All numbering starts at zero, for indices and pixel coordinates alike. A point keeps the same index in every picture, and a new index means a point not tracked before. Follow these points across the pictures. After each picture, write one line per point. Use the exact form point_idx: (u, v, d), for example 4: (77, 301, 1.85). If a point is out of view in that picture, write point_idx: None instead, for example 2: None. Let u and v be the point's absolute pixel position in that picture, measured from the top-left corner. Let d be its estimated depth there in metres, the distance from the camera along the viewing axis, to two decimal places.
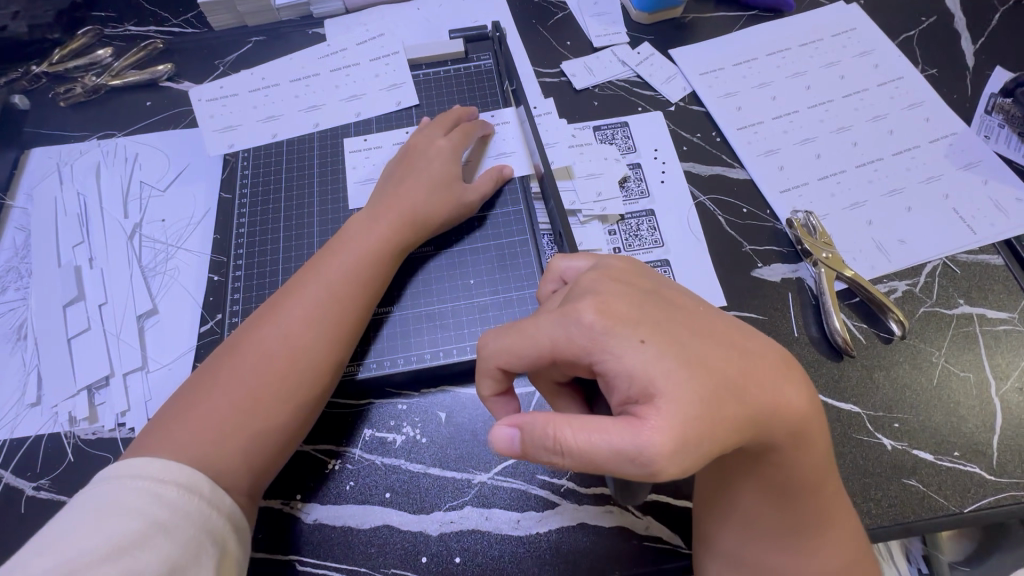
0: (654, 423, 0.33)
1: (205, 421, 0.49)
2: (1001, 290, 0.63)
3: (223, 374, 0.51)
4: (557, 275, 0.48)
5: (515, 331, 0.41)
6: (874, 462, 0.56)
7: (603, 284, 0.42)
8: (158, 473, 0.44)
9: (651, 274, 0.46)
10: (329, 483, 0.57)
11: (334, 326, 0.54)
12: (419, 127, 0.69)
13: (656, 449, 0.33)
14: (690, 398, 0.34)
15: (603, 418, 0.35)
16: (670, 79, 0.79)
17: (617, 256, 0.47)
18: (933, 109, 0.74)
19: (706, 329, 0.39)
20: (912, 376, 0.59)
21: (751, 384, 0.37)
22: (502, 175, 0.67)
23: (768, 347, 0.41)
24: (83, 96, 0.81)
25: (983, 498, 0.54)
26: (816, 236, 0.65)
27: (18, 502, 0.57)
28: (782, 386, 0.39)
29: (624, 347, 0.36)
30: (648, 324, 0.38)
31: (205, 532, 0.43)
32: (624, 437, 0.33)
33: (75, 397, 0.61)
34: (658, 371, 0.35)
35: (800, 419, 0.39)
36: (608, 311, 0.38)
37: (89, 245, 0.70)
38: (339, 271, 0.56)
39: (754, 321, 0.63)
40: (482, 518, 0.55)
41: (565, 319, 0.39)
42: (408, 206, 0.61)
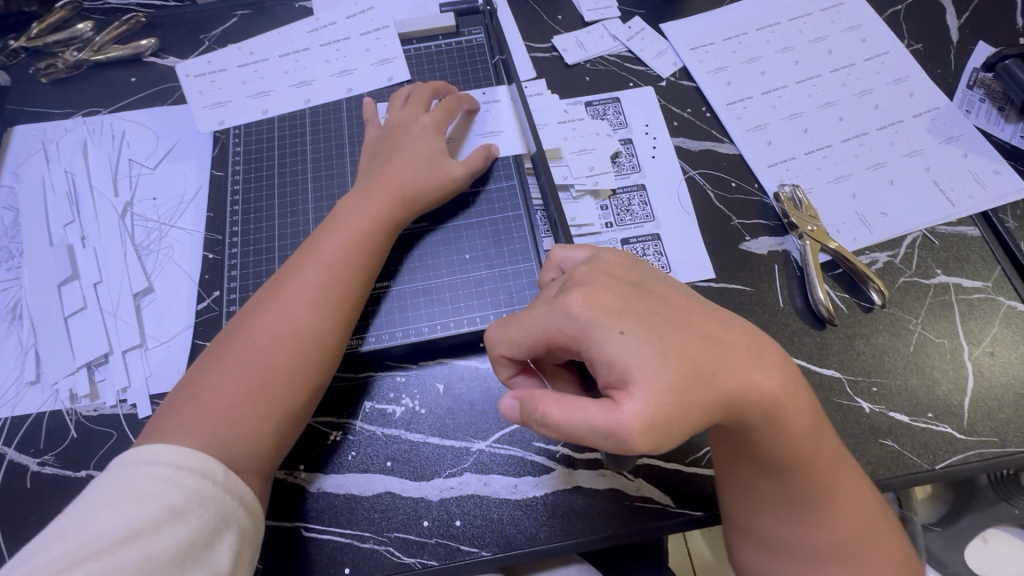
0: (628, 407, 0.36)
1: (214, 406, 0.50)
2: (976, 260, 0.66)
3: (230, 358, 0.52)
4: (557, 264, 0.50)
5: (506, 321, 0.44)
6: (853, 424, 0.59)
7: (594, 277, 0.43)
8: (172, 458, 0.45)
9: (642, 266, 0.47)
10: (331, 453, 0.58)
11: (335, 308, 0.55)
12: (396, 104, 0.68)
13: (625, 430, 0.36)
14: (662, 385, 0.37)
15: (585, 398, 0.38)
16: (661, 54, 0.79)
17: (612, 250, 0.48)
18: (917, 83, 0.76)
19: (687, 321, 0.42)
20: (890, 343, 0.62)
21: (720, 368, 0.40)
22: (488, 153, 0.66)
23: (748, 335, 0.43)
24: (64, 72, 0.79)
25: (954, 456, 0.57)
26: (802, 210, 0.67)
27: (23, 478, 0.58)
28: (748, 369, 0.41)
29: (606, 337, 0.39)
30: (630, 316, 0.40)
31: (220, 517, 0.45)
32: (600, 416, 0.36)
33: (75, 375, 0.62)
34: (633, 359, 0.38)
35: (770, 398, 0.41)
36: (595, 304, 0.40)
37: (81, 224, 0.69)
38: (334, 252, 0.57)
39: (741, 292, 0.65)
40: (481, 483, 0.57)
41: (554, 311, 0.41)
42: (398, 183, 0.61)
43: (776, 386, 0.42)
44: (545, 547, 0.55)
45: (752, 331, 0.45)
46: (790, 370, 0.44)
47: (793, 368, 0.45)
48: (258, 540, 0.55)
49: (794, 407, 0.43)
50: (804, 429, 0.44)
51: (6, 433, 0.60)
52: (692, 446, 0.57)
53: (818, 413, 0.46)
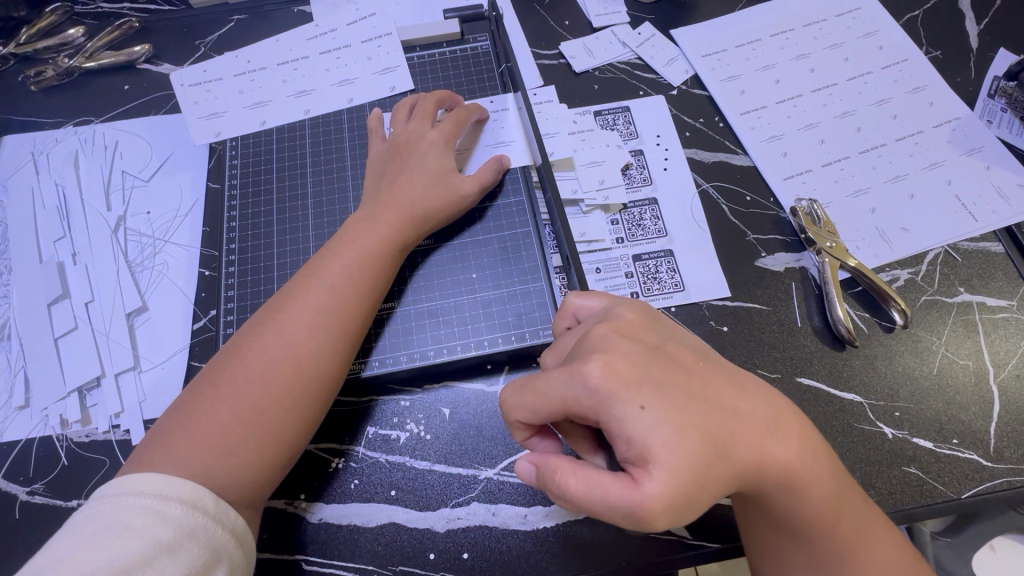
0: (648, 491, 0.35)
1: (205, 434, 0.47)
2: (1000, 277, 0.64)
3: (224, 384, 0.49)
4: (571, 313, 0.48)
5: (521, 386, 0.41)
6: (875, 451, 0.56)
7: (611, 339, 0.41)
8: (160, 489, 0.43)
9: (659, 322, 0.45)
10: (333, 482, 0.56)
11: (339, 335, 0.53)
12: (403, 118, 0.65)
13: (645, 512, 0.35)
14: (682, 466, 0.36)
15: (605, 473, 0.37)
16: (672, 61, 0.76)
17: (629, 304, 0.45)
18: (937, 92, 0.73)
19: (706, 389, 0.40)
20: (913, 365, 0.60)
21: (738, 442, 0.38)
22: (501, 165, 0.64)
23: (765, 400, 0.42)
24: (55, 80, 0.76)
25: (981, 484, 0.55)
26: (820, 225, 0.65)
27: (12, 508, 0.55)
28: (765, 440, 0.40)
29: (626, 411, 0.37)
30: (650, 386, 0.38)
31: (210, 552, 0.42)
32: (620, 494, 0.36)
33: (66, 399, 0.59)
34: (655, 439, 0.36)
35: (786, 468, 0.40)
36: (614, 375, 0.38)
37: (72, 240, 0.67)
38: (341, 277, 0.54)
39: (757, 311, 0.63)
40: (489, 513, 0.55)
41: (571, 380, 0.38)
42: (407, 203, 0.59)
43: (795, 455, 0.41)
44: None
45: (770, 395, 0.43)
46: (807, 434, 0.43)
47: (811, 432, 0.43)
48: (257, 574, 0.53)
49: (814, 474, 0.42)
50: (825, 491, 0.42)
51: None
52: None
53: (840, 471, 0.44)
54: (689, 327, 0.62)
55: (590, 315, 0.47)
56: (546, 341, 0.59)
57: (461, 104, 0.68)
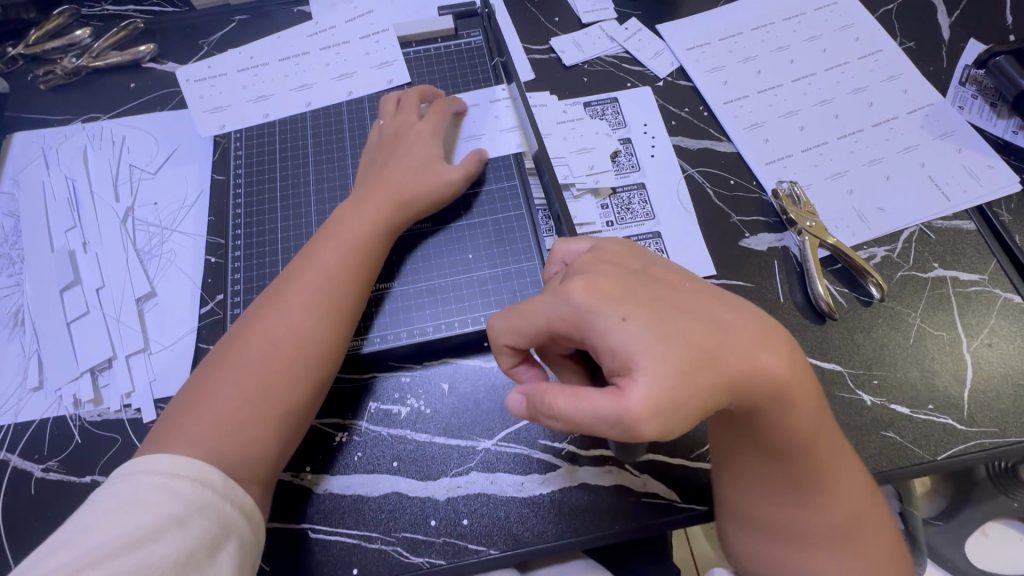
0: (635, 394, 0.36)
1: (214, 413, 0.50)
2: (972, 253, 0.67)
3: (228, 366, 0.52)
4: (559, 258, 0.51)
5: (510, 312, 0.44)
6: (855, 417, 0.59)
7: (595, 266, 0.44)
8: (172, 468, 0.46)
9: (643, 254, 0.48)
10: (338, 455, 0.58)
11: (335, 314, 0.55)
12: (388, 111, 0.69)
13: (633, 418, 0.36)
14: (666, 369, 0.37)
15: (592, 389, 0.38)
16: (658, 54, 0.80)
17: (614, 240, 0.49)
18: (911, 80, 0.77)
19: (690, 302, 0.42)
20: (890, 336, 0.63)
21: (726, 351, 0.40)
22: (481, 155, 0.67)
23: (753, 316, 0.43)
24: (63, 79, 0.79)
25: (955, 446, 0.58)
26: (800, 206, 0.68)
27: (28, 484, 0.58)
28: (756, 352, 0.41)
29: (609, 323, 0.39)
30: (633, 302, 0.40)
31: (219, 525, 0.45)
32: (607, 403, 0.37)
33: (79, 380, 0.62)
34: (637, 346, 0.38)
35: (777, 381, 0.41)
36: (599, 291, 0.40)
37: (82, 230, 0.69)
38: (336, 257, 0.57)
39: (741, 288, 0.66)
40: (487, 482, 0.57)
41: (556, 300, 0.41)
42: (396, 187, 0.62)
43: (785, 368, 0.42)
44: (553, 544, 0.55)
45: (760, 315, 0.44)
46: (795, 353, 0.44)
47: (799, 352, 0.45)
48: (266, 543, 0.55)
49: (803, 393, 0.43)
50: (805, 406, 0.44)
51: (9, 440, 0.60)
52: (697, 441, 0.58)
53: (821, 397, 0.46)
54: None
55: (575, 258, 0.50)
56: None
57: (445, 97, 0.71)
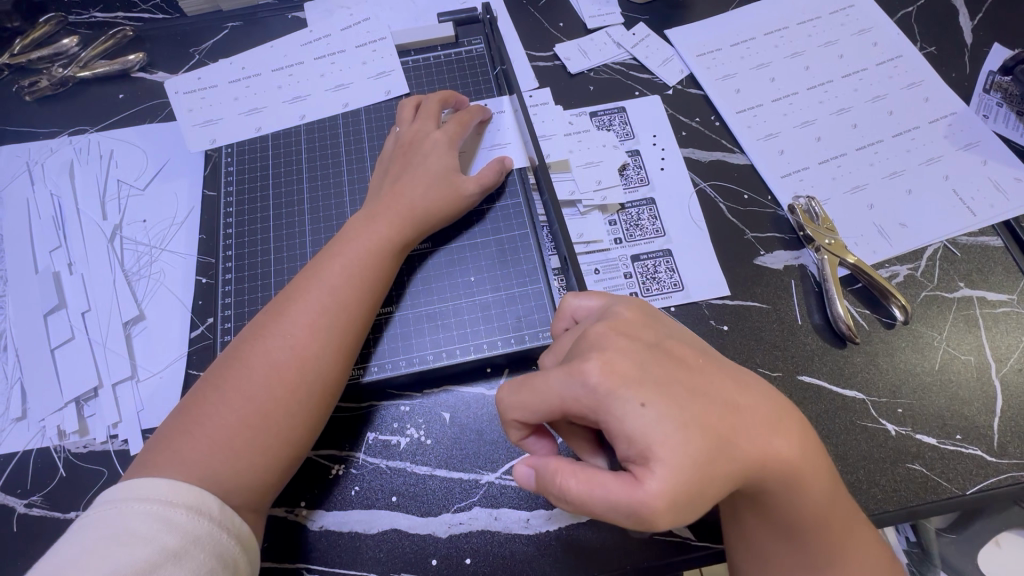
0: (651, 487, 0.35)
1: (210, 439, 0.47)
2: (1000, 272, 0.64)
3: (226, 391, 0.49)
4: (569, 314, 0.49)
5: (521, 384, 0.41)
6: (878, 448, 0.56)
7: (610, 338, 0.41)
8: (166, 495, 0.43)
9: (657, 319, 0.45)
10: (334, 489, 0.56)
11: (340, 335, 0.52)
12: (405, 118, 0.65)
13: (649, 511, 0.35)
14: (685, 461, 0.35)
15: (605, 472, 0.37)
16: (667, 62, 0.76)
17: (626, 301, 0.46)
18: (932, 88, 0.73)
19: (704, 382, 0.40)
20: (915, 361, 0.60)
21: (740, 436, 0.38)
22: (503, 166, 0.64)
23: (764, 395, 0.41)
24: (50, 90, 0.76)
25: (985, 480, 0.55)
26: (818, 222, 0.65)
27: (9, 521, 0.55)
28: (770, 437, 0.39)
29: (626, 409, 0.37)
30: (650, 383, 0.38)
31: (217, 559, 0.42)
32: (622, 494, 0.35)
33: (63, 410, 0.59)
34: (657, 436, 0.36)
35: (790, 467, 0.40)
36: (614, 373, 0.38)
37: (68, 250, 0.67)
38: (343, 276, 0.54)
39: (757, 310, 0.63)
40: (491, 517, 0.54)
41: (571, 377, 0.38)
42: (409, 203, 0.59)
43: (798, 453, 0.40)
44: None
45: (772, 393, 0.42)
46: (806, 430, 0.42)
47: (811, 430, 0.43)
48: None
49: (817, 470, 0.41)
50: (819, 487, 0.42)
51: None
52: None
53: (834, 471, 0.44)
54: (690, 326, 0.62)
55: (587, 314, 0.48)
56: (546, 344, 0.59)
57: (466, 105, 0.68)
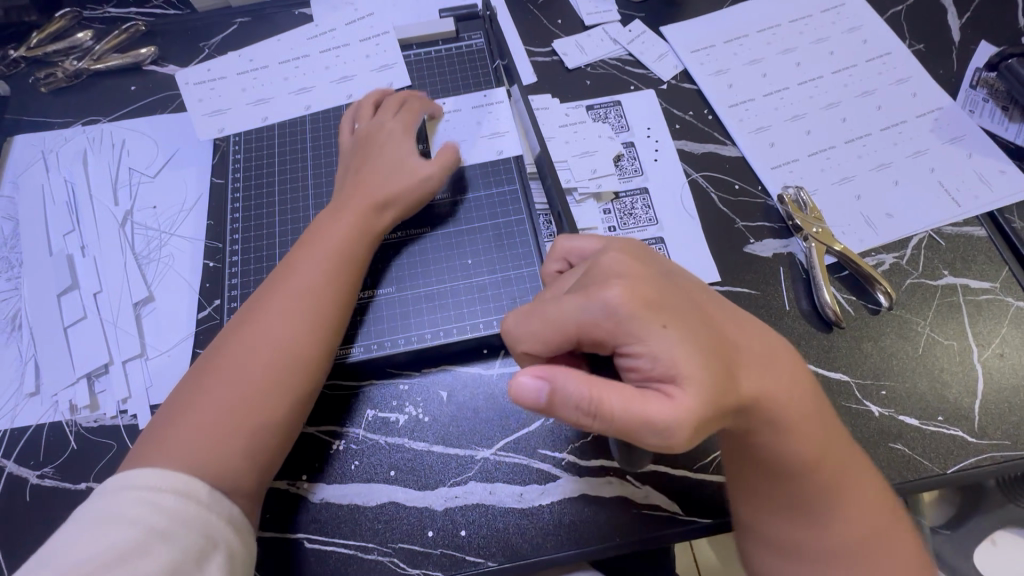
0: (680, 400, 0.37)
1: (200, 423, 0.49)
2: (983, 260, 0.65)
3: (211, 379, 0.51)
4: (562, 255, 0.51)
5: (534, 315, 0.43)
6: (862, 428, 0.58)
7: (623, 266, 0.42)
8: (155, 481, 0.45)
9: (656, 256, 0.47)
10: (334, 463, 0.58)
11: (318, 318, 0.54)
12: (360, 117, 0.68)
13: (680, 425, 0.36)
14: (702, 374, 0.38)
15: (645, 393, 0.37)
16: (662, 57, 0.79)
17: (623, 240, 0.48)
18: (920, 84, 0.75)
19: (711, 316, 0.43)
20: (899, 345, 0.61)
21: (744, 374, 0.42)
22: (456, 151, 0.66)
23: (764, 338, 0.45)
24: (64, 81, 0.79)
25: (965, 459, 0.57)
26: (807, 211, 0.67)
27: (23, 490, 0.57)
28: (769, 374, 0.43)
29: (649, 332, 0.38)
30: (670, 312, 0.40)
31: (205, 536, 0.44)
32: (657, 409, 0.37)
33: (75, 386, 0.61)
34: (680, 354, 0.38)
35: (784, 403, 0.44)
36: (635, 296, 0.39)
37: (81, 234, 0.69)
38: (317, 264, 0.56)
39: (746, 296, 0.64)
40: (486, 492, 0.56)
41: (589, 301, 0.40)
42: (368, 191, 0.61)
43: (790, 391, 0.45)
44: (551, 556, 0.54)
45: (769, 336, 0.47)
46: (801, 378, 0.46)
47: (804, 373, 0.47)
48: (261, 551, 0.55)
49: (809, 424, 0.45)
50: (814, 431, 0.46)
51: (5, 445, 0.59)
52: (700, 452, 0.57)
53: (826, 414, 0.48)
54: None
55: (581, 255, 0.50)
56: None
57: (421, 96, 0.70)
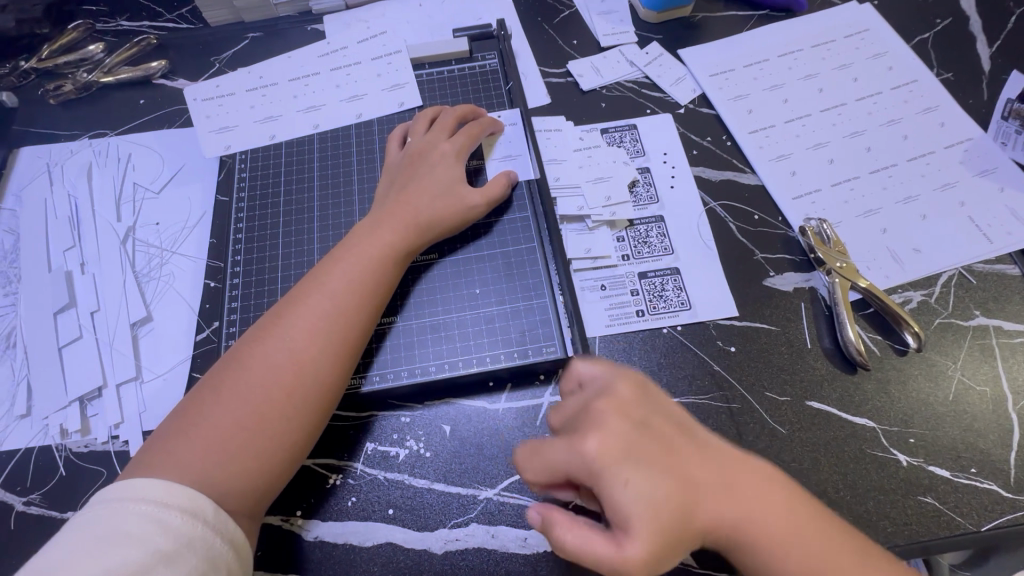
0: (626, 548, 0.40)
1: (208, 440, 0.47)
2: (1018, 301, 0.62)
3: (225, 392, 0.49)
4: (575, 378, 0.51)
5: (532, 452, 0.45)
6: (889, 479, 0.55)
7: (608, 415, 0.44)
8: (161, 496, 0.43)
9: (657, 395, 0.48)
10: (330, 499, 0.55)
11: (341, 338, 0.52)
12: (419, 130, 0.66)
13: (625, 569, 0.40)
14: (649, 540, 0.40)
15: (593, 531, 0.42)
16: (680, 81, 0.77)
17: (632, 374, 0.49)
18: (948, 113, 0.73)
19: (682, 461, 0.43)
20: (928, 390, 0.58)
21: (711, 514, 0.42)
22: (510, 179, 0.64)
23: (750, 472, 0.44)
24: (73, 94, 0.78)
25: (1002, 516, 0.53)
26: (830, 245, 0.64)
27: (7, 518, 0.55)
28: (748, 510, 0.43)
29: (615, 486, 0.41)
30: (636, 463, 0.42)
31: (207, 562, 0.41)
32: (607, 551, 0.40)
33: (67, 409, 0.59)
34: (636, 509, 0.40)
35: (775, 539, 0.42)
36: (607, 448, 0.42)
37: (81, 250, 0.68)
38: (344, 280, 0.54)
39: (765, 332, 0.61)
40: (488, 535, 0.53)
41: (569, 450, 0.43)
42: (413, 210, 0.59)
43: (785, 523, 0.43)
44: None
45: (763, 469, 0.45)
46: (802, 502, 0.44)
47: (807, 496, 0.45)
48: None
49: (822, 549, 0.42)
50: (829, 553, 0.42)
51: None
52: None
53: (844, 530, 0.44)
54: (697, 346, 0.61)
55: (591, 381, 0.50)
56: (550, 359, 0.58)
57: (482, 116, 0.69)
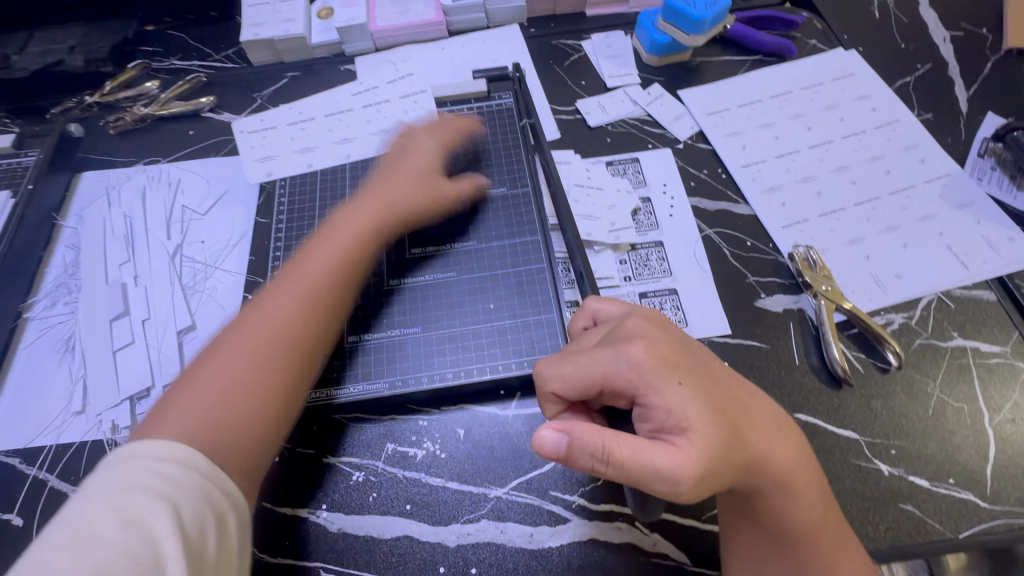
0: (685, 452, 0.42)
1: (203, 407, 0.49)
2: (993, 324, 0.67)
3: (221, 365, 0.52)
4: (590, 314, 0.57)
5: (567, 364, 0.48)
6: (871, 487, 0.58)
7: (647, 329, 0.49)
8: (159, 453, 0.44)
9: (671, 324, 0.53)
10: (353, 494, 0.60)
11: (311, 306, 0.58)
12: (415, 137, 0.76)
13: (682, 474, 0.41)
14: (707, 445, 0.43)
15: (653, 446, 0.42)
16: (679, 118, 0.84)
17: (647, 308, 0.54)
18: (928, 151, 0.79)
19: (724, 385, 0.49)
20: (909, 406, 0.62)
21: (751, 437, 0.47)
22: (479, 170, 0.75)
23: (767, 409, 0.51)
24: (131, 125, 0.87)
25: (978, 524, 0.57)
26: (816, 270, 0.69)
27: (62, 505, 0.61)
28: (771, 439, 0.49)
29: (666, 388, 0.44)
30: (685, 370, 0.46)
31: (206, 505, 0.43)
32: (664, 460, 0.42)
33: (119, 407, 0.66)
34: (692, 411, 0.43)
35: (786, 465, 0.49)
36: (655, 355, 0.46)
37: (135, 265, 0.75)
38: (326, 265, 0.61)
39: (756, 349, 0.66)
40: (497, 531, 0.58)
41: (615, 355, 0.46)
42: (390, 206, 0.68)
43: (792, 456, 0.50)
44: None
45: (774, 408, 0.53)
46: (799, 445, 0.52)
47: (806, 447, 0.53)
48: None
49: (805, 487, 0.50)
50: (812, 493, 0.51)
51: (48, 461, 0.63)
52: (708, 503, 0.58)
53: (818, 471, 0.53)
54: None
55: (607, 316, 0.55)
56: None
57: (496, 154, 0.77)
